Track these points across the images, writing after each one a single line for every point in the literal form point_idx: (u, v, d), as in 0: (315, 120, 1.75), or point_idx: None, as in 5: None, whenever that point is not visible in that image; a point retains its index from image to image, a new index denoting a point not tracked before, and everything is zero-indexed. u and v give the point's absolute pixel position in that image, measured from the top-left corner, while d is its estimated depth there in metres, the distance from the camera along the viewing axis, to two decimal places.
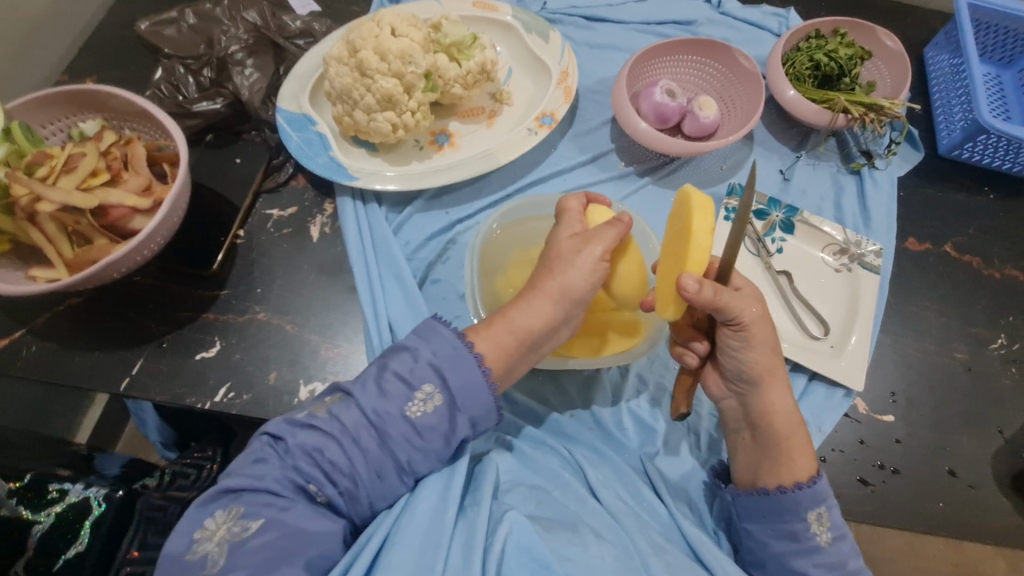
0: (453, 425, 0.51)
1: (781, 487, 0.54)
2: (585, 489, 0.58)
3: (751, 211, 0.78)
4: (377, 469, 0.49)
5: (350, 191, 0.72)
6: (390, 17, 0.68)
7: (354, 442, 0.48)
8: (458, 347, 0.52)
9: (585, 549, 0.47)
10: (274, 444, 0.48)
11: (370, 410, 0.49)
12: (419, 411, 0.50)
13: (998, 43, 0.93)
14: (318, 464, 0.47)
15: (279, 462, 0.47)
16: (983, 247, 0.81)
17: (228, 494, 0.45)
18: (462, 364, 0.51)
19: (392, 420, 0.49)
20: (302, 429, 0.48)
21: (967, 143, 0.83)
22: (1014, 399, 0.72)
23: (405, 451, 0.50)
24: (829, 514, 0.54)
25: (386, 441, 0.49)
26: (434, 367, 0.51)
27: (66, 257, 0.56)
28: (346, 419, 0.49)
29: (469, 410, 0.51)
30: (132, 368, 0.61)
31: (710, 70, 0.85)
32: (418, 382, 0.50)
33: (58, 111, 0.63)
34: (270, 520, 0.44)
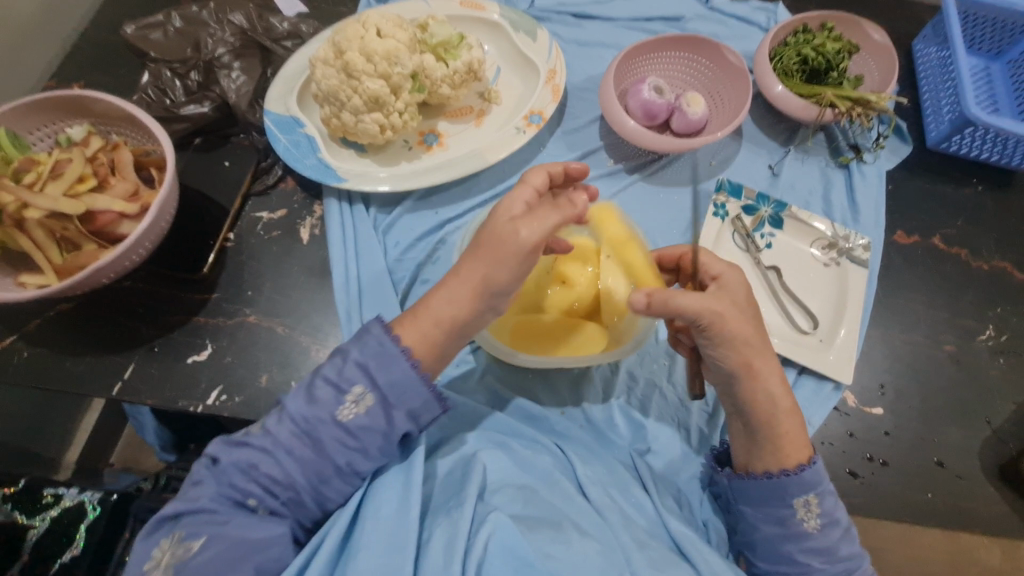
0: (391, 422, 0.51)
1: (769, 473, 0.55)
2: (573, 487, 0.57)
3: (739, 207, 0.78)
4: (316, 474, 0.50)
5: (337, 192, 0.73)
6: (375, 18, 0.68)
7: (287, 452, 0.49)
8: (385, 345, 0.51)
9: (568, 546, 0.48)
10: (213, 464, 0.49)
11: (300, 419, 0.50)
12: (352, 414, 0.50)
13: (985, 35, 0.93)
14: (254, 479, 0.49)
15: (218, 479, 0.48)
16: (971, 239, 0.82)
17: (170, 518, 0.47)
18: (391, 362, 0.51)
19: (324, 426, 0.50)
20: (237, 445, 0.50)
21: (955, 135, 0.84)
22: (1002, 390, 0.72)
23: (343, 454, 0.50)
24: (819, 501, 0.54)
25: (320, 447, 0.50)
26: (362, 367, 0.51)
27: (55, 263, 0.56)
28: (279, 430, 0.50)
29: (406, 406, 0.52)
30: (123, 373, 0.61)
31: (698, 66, 0.85)
32: (348, 384, 0.51)
33: (44, 117, 0.63)
34: (212, 536, 0.46)
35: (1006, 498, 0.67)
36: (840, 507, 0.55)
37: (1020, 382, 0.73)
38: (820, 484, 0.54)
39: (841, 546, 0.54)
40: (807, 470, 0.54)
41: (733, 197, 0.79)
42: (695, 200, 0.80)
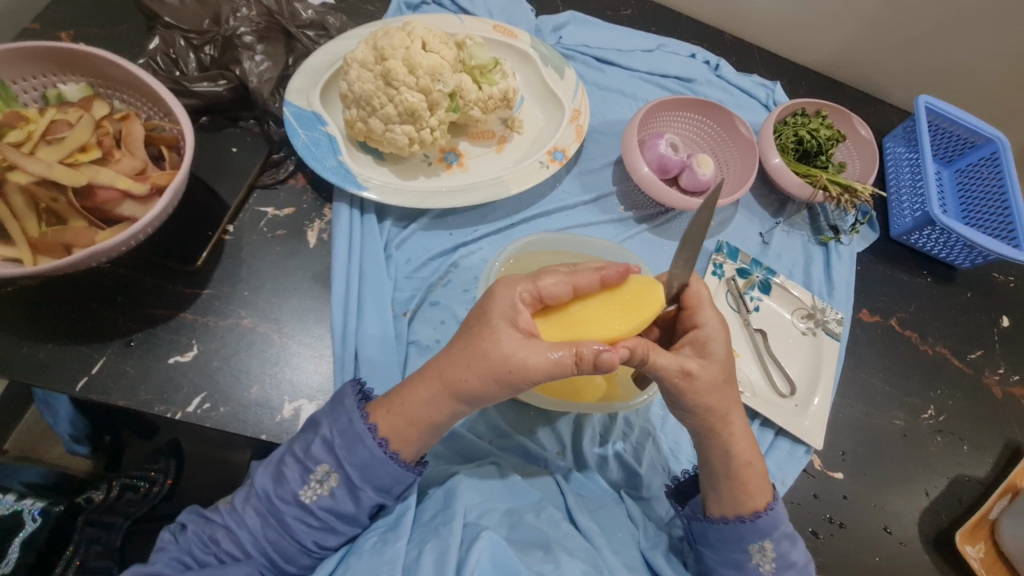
0: (358, 502, 0.50)
1: (724, 516, 0.56)
2: (563, 516, 0.56)
3: (735, 268, 0.83)
4: (279, 552, 0.49)
5: (348, 197, 0.69)
6: (421, 30, 0.67)
7: (249, 527, 0.48)
8: (353, 423, 0.49)
9: (557, 567, 0.48)
10: (178, 532, 0.50)
11: (265, 496, 0.49)
12: (315, 495, 0.49)
13: (943, 145, 1.06)
14: (213, 553, 0.47)
15: (176, 549, 0.48)
16: (921, 325, 0.91)
17: None
18: (358, 444, 0.49)
19: (287, 506, 0.48)
20: (205, 518, 0.50)
21: (916, 231, 0.94)
22: (937, 464, 0.81)
23: (309, 534, 0.49)
24: (773, 547, 0.56)
25: (283, 526, 0.48)
26: (329, 447, 0.49)
27: (30, 236, 0.49)
28: (243, 506, 0.49)
29: (374, 483, 0.50)
30: (92, 368, 0.55)
31: (708, 130, 0.90)
32: (314, 463, 0.49)
33: (35, 67, 0.56)
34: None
35: (936, 564, 0.74)
36: (796, 549, 0.57)
37: (952, 459, 0.82)
38: (775, 530, 0.56)
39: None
40: (761, 516, 0.56)
41: (730, 259, 0.83)
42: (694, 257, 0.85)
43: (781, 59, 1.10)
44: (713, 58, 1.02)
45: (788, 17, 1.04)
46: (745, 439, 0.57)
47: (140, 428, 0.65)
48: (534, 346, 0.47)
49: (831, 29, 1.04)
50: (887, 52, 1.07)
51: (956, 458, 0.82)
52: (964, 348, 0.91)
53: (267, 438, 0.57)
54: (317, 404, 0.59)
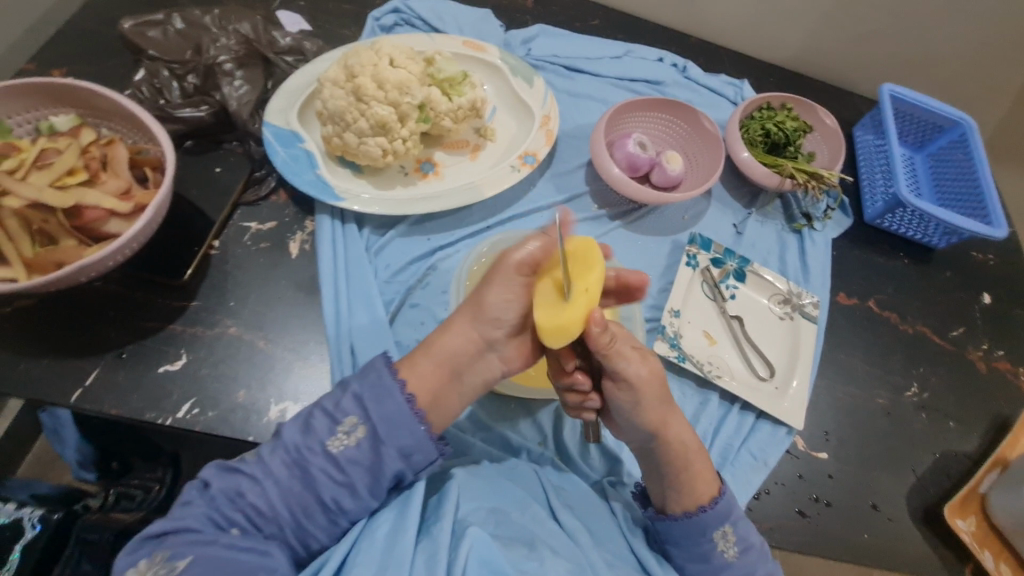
0: (380, 457, 0.52)
1: (687, 512, 0.59)
2: (546, 511, 0.58)
3: (709, 259, 0.84)
4: (301, 509, 0.50)
5: (330, 210, 0.72)
6: (389, 48, 0.71)
7: (276, 480, 0.49)
8: (384, 378, 0.53)
9: (542, 564, 0.50)
10: (202, 488, 0.49)
11: (293, 448, 0.50)
12: (342, 445, 0.51)
13: (912, 131, 1.09)
14: (240, 509, 0.48)
15: (203, 505, 0.48)
16: (900, 305, 0.93)
17: (151, 539, 0.45)
18: (386, 398, 0.52)
19: (315, 456, 0.50)
20: (229, 472, 0.50)
21: (888, 214, 0.96)
22: (923, 441, 0.81)
23: (331, 488, 0.50)
24: (734, 531, 0.59)
25: (308, 479, 0.50)
26: (359, 400, 0.52)
27: (25, 256, 0.52)
28: (271, 456, 0.50)
29: (397, 442, 0.52)
30: (86, 380, 0.58)
31: (675, 128, 0.94)
32: (343, 415, 0.52)
33: (28, 101, 0.60)
34: (196, 558, 0.44)
35: (926, 539, 0.75)
36: (753, 530, 0.60)
37: (938, 436, 0.82)
38: (730, 513, 0.59)
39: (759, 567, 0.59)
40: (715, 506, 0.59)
41: (704, 249, 0.85)
42: (668, 250, 0.87)
43: (748, 58, 1.14)
44: (680, 60, 1.05)
45: (750, 18, 1.08)
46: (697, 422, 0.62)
47: (146, 450, 0.71)
48: None
49: (793, 26, 1.08)
50: (850, 45, 1.10)
51: (942, 434, 0.82)
52: (946, 326, 0.92)
53: (254, 439, 0.59)
54: (301, 406, 0.62)
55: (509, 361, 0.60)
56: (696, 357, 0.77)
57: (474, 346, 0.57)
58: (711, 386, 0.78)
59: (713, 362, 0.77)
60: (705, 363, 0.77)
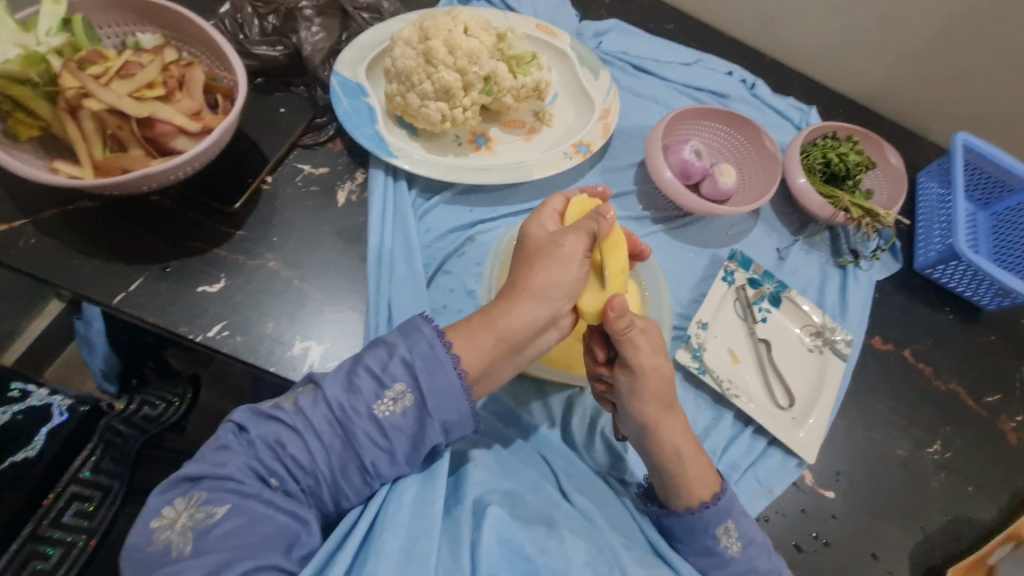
0: (423, 428, 0.51)
1: (689, 508, 0.59)
2: (559, 494, 0.58)
3: (746, 278, 0.83)
4: (339, 467, 0.50)
5: (383, 165, 0.74)
6: (465, 16, 0.72)
7: (319, 437, 0.49)
8: (436, 350, 0.52)
9: (561, 543, 0.49)
10: (239, 433, 0.49)
11: (338, 406, 0.50)
12: (388, 412, 0.51)
13: (980, 186, 1.04)
14: (278, 457, 0.48)
15: (240, 451, 0.48)
16: (936, 359, 0.89)
17: (187, 480, 0.46)
18: (438, 370, 0.52)
19: (359, 417, 0.50)
20: (266, 421, 0.49)
21: (940, 265, 0.92)
22: (937, 500, 0.78)
23: (370, 451, 0.50)
24: (736, 527, 0.58)
25: (349, 438, 0.50)
26: (409, 366, 0.52)
27: (95, 158, 0.56)
28: (312, 411, 0.50)
29: (443, 416, 0.52)
30: (130, 285, 0.60)
31: (733, 142, 0.92)
32: (391, 380, 0.51)
33: (121, 16, 0.63)
34: (234, 508, 0.45)
35: None
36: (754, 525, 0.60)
37: (955, 498, 0.79)
38: (732, 509, 0.59)
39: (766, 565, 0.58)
40: (721, 498, 0.59)
41: (743, 268, 0.83)
42: (706, 263, 0.86)
43: (820, 86, 1.11)
44: (750, 77, 1.03)
45: (829, 46, 1.05)
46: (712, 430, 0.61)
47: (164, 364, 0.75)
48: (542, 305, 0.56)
49: (872, 61, 1.05)
50: (929, 88, 1.06)
51: (959, 498, 0.79)
52: (981, 390, 0.89)
53: (274, 370, 0.61)
54: (324, 347, 0.63)
55: (566, 332, 0.61)
56: (716, 372, 0.76)
57: (538, 326, 0.57)
58: (727, 404, 0.77)
59: (733, 381, 0.76)
60: (724, 380, 0.76)
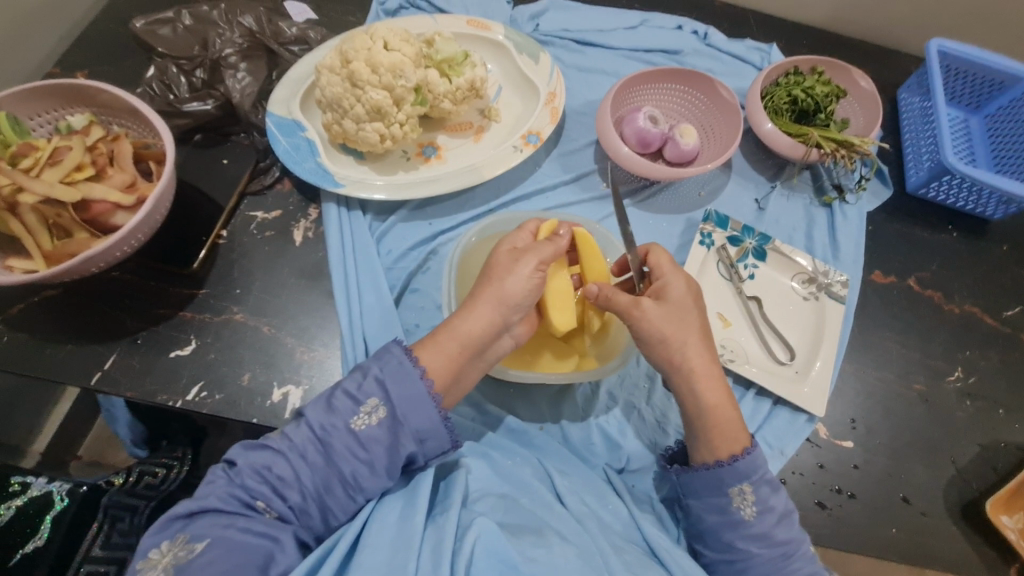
0: (399, 438, 0.51)
1: (707, 464, 0.57)
2: (552, 496, 0.58)
3: (725, 237, 0.80)
4: (323, 486, 0.49)
5: (333, 197, 0.73)
6: (383, 31, 0.71)
7: (302, 457, 0.49)
8: (405, 364, 0.53)
9: (549, 551, 0.48)
10: (228, 468, 0.49)
11: (317, 426, 0.50)
12: (365, 425, 0.51)
13: (966, 90, 0.98)
14: (264, 483, 0.48)
15: (228, 483, 0.48)
16: (945, 283, 0.85)
17: (178, 519, 0.46)
18: (407, 380, 0.52)
19: (338, 434, 0.50)
20: (253, 450, 0.50)
21: (933, 183, 0.87)
22: (966, 430, 0.74)
23: (350, 467, 0.50)
24: (754, 491, 0.56)
25: (330, 456, 0.50)
26: (381, 382, 0.52)
27: (44, 248, 0.56)
28: (295, 434, 0.50)
29: (415, 425, 0.52)
30: (105, 364, 0.62)
31: (692, 99, 0.89)
32: (365, 396, 0.52)
33: (47, 103, 0.63)
34: (215, 540, 0.44)
35: (964, 536, 0.69)
36: (776, 495, 0.56)
37: (985, 425, 0.75)
38: (754, 473, 0.56)
39: (776, 531, 0.55)
40: (739, 460, 0.56)
41: (720, 227, 0.80)
42: (682, 229, 0.83)
43: (779, 19, 1.06)
44: (701, 27, 0.99)
45: None
46: (702, 394, 0.58)
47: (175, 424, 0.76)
48: (476, 318, 0.56)
49: None
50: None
51: (988, 423, 0.75)
52: (998, 306, 0.84)
53: (257, 421, 0.61)
54: (303, 388, 0.63)
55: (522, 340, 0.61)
56: None
57: (492, 333, 0.57)
58: (725, 370, 0.74)
59: (727, 346, 0.73)
60: (717, 347, 0.73)
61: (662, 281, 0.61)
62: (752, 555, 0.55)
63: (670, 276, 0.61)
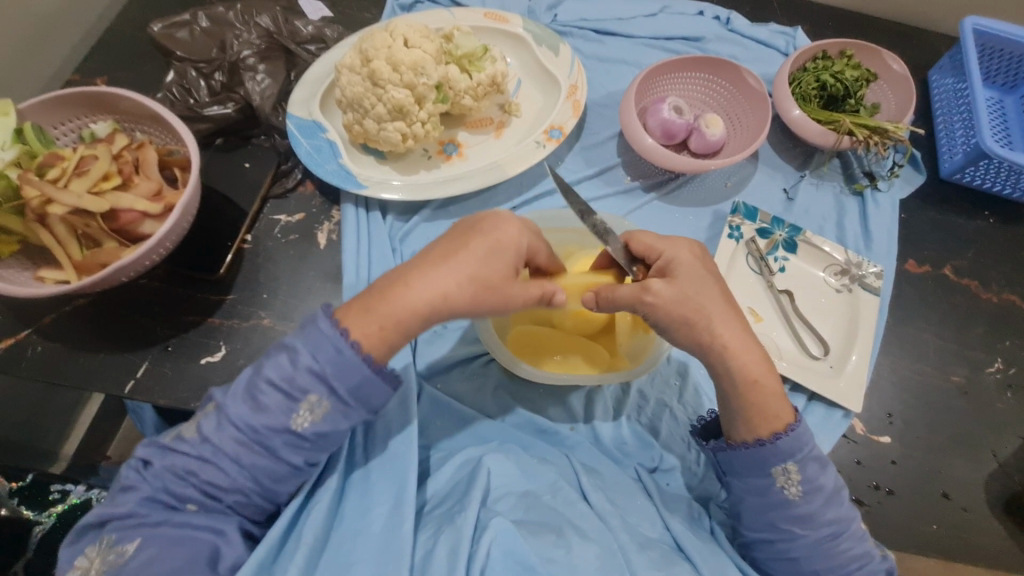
0: (347, 423, 0.49)
1: (746, 443, 0.55)
2: (577, 493, 0.57)
3: (755, 229, 0.78)
4: (265, 478, 0.48)
5: (354, 198, 0.73)
6: (403, 28, 0.69)
7: (233, 460, 0.46)
8: (338, 352, 0.47)
9: (568, 551, 0.48)
10: (145, 467, 0.47)
11: (245, 426, 0.46)
12: (306, 422, 0.47)
13: (1001, 69, 0.94)
14: (196, 483, 0.46)
15: (151, 484, 0.46)
16: (982, 271, 0.82)
17: (96, 524, 0.45)
18: (347, 370, 0.47)
19: (274, 433, 0.47)
20: (168, 452, 0.47)
21: (969, 167, 0.84)
22: (1007, 422, 0.72)
23: (296, 456, 0.48)
24: (798, 469, 0.54)
25: (268, 451, 0.47)
26: (314, 374, 0.47)
27: (75, 259, 0.57)
28: (220, 435, 0.46)
29: (365, 408, 0.49)
30: (137, 372, 0.62)
31: (717, 88, 0.86)
32: (300, 392, 0.47)
33: (70, 112, 0.63)
34: (146, 539, 0.44)
35: (1008, 532, 0.67)
36: (825, 473, 0.55)
37: None
38: (797, 451, 0.54)
39: (824, 511, 0.54)
40: (782, 438, 0.54)
41: (748, 220, 0.79)
42: (710, 222, 0.81)
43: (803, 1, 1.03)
44: (723, 12, 0.96)
45: None
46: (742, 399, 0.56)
47: None
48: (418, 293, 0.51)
49: None
50: None
51: None
52: None
53: None
54: None
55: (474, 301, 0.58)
56: None
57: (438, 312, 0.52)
58: None
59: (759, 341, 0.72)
60: None
61: (666, 256, 0.56)
62: (799, 536, 0.54)
63: (669, 249, 0.57)
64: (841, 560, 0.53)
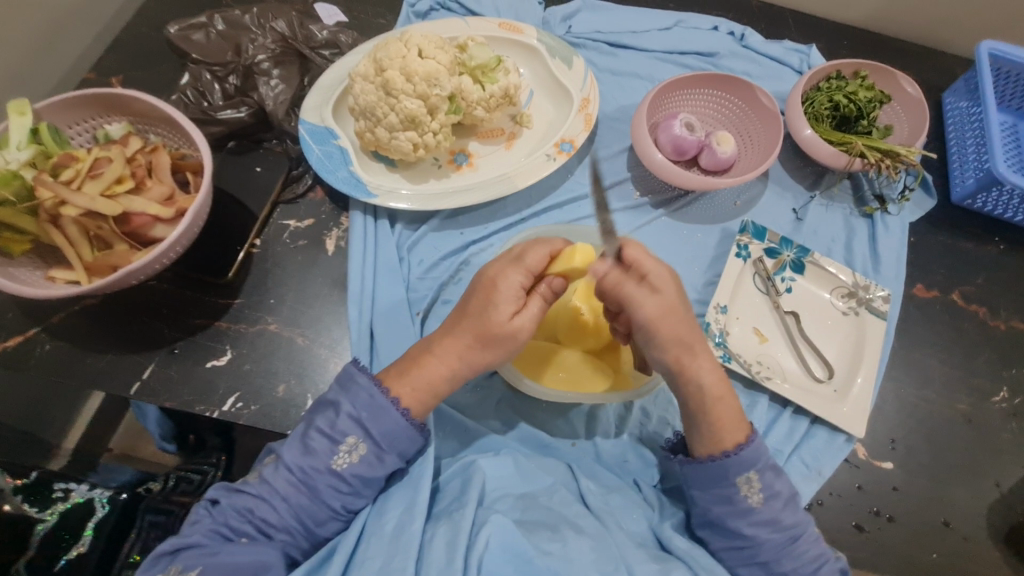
0: (384, 466, 0.53)
1: (713, 456, 0.56)
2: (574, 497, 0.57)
3: (762, 250, 0.78)
4: (311, 518, 0.51)
5: (362, 206, 0.73)
6: (417, 38, 0.69)
7: (285, 500, 0.50)
8: (376, 398, 0.52)
9: (565, 544, 0.48)
10: (212, 506, 0.50)
11: (296, 469, 0.51)
12: (346, 463, 0.51)
13: (1016, 93, 0.93)
14: (250, 521, 0.49)
15: (212, 521, 0.49)
16: (991, 298, 0.82)
17: (166, 554, 0.46)
18: (383, 415, 0.52)
19: (320, 475, 0.51)
20: (235, 491, 0.50)
21: (981, 193, 0.83)
22: (1011, 451, 0.72)
23: (338, 498, 0.52)
24: (759, 479, 0.55)
25: (314, 492, 0.51)
26: (356, 420, 0.52)
27: (85, 260, 0.57)
28: (274, 477, 0.50)
29: (399, 451, 0.53)
30: (143, 373, 0.63)
31: (728, 105, 0.86)
32: (342, 435, 0.51)
33: (85, 112, 0.63)
34: (206, 567, 0.45)
35: (1009, 563, 0.67)
36: (781, 479, 0.56)
37: None
38: (758, 461, 0.56)
39: (783, 515, 0.55)
40: (744, 449, 0.55)
41: (756, 239, 0.78)
42: (717, 240, 0.81)
43: (818, 19, 1.02)
44: (738, 27, 0.96)
45: None
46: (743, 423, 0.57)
47: None
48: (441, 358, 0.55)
49: None
50: None
51: None
52: None
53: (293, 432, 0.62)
54: None
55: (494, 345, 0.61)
56: (743, 357, 0.72)
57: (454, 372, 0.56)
58: (761, 389, 0.73)
59: (763, 363, 0.72)
60: (754, 364, 0.72)
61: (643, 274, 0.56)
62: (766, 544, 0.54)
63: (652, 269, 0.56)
64: (802, 561, 0.54)
